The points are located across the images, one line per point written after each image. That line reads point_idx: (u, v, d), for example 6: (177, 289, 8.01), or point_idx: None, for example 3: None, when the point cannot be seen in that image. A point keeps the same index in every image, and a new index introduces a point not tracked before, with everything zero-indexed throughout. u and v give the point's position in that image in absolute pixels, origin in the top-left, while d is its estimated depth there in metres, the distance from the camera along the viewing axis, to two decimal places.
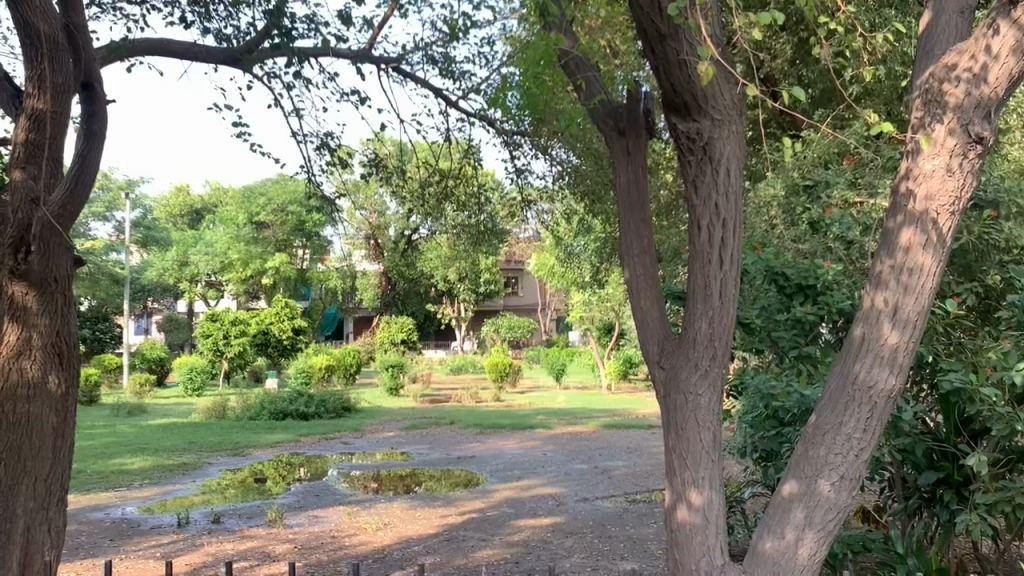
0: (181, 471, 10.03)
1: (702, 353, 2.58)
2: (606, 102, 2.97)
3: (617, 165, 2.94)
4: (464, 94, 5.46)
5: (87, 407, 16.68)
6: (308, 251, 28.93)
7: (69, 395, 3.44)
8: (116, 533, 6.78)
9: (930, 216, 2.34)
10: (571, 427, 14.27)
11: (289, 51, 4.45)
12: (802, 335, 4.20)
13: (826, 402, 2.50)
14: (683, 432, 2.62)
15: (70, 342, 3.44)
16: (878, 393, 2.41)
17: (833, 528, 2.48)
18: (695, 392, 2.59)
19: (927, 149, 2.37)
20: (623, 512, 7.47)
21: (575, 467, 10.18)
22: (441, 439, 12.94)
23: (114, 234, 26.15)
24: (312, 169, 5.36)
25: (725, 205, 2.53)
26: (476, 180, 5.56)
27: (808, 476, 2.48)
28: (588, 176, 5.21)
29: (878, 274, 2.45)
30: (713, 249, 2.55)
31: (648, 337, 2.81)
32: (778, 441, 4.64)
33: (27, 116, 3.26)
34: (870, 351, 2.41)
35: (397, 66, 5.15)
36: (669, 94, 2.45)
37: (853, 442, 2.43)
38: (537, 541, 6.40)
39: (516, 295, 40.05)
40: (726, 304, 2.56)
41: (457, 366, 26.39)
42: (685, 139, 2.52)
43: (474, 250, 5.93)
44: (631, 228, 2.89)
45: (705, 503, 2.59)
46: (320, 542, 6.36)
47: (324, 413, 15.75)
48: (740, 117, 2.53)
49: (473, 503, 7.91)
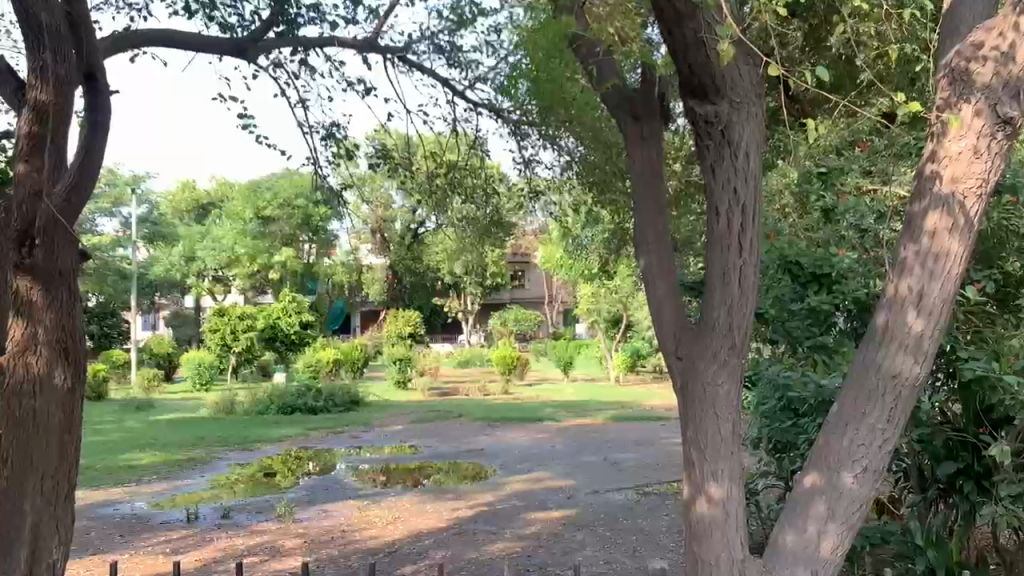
0: (190, 466, 10.03)
1: (721, 343, 2.51)
2: (621, 87, 2.91)
3: (631, 151, 2.88)
4: (471, 84, 5.41)
5: (95, 403, 16.70)
6: (315, 246, 28.87)
7: (77, 392, 3.38)
8: (126, 529, 6.75)
9: (957, 198, 2.27)
10: (580, 419, 14.20)
11: (297, 40, 4.40)
12: (817, 326, 4.13)
13: (849, 392, 2.43)
14: (702, 423, 2.56)
15: (77, 337, 3.40)
16: (903, 382, 2.34)
17: (856, 522, 2.43)
18: (714, 382, 2.53)
19: (954, 131, 2.30)
20: (633, 504, 7.43)
21: (586, 460, 10.13)
22: (449, 432, 12.88)
23: (122, 231, 26.09)
24: (318, 160, 5.30)
25: (744, 191, 2.45)
26: (487, 171, 5.52)
27: (831, 468, 2.42)
28: (598, 167, 5.04)
29: (901, 260, 2.38)
30: (732, 235, 2.48)
31: (663, 326, 2.75)
32: (794, 434, 4.60)
33: (31, 108, 3.16)
34: (895, 339, 2.35)
35: (403, 56, 5.09)
36: (686, 76, 2.38)
37: (877, 432, 2.37)
38: (549, 535, 6.34)
39: (523, 287, 40.14)
40: (745, 293, 2.50)
41: (464, 359, 26.35)
42: (703, 123, 2.46)
43: (481, 244, 5.84)
44: (645, 215, 2.82)
45: (724, 497, 2.54)
46: (332, 536, 6.31)
47: (333, 407, 15.74)
48: (759, 100, 2.47)
49: (484, 496, 7.87)
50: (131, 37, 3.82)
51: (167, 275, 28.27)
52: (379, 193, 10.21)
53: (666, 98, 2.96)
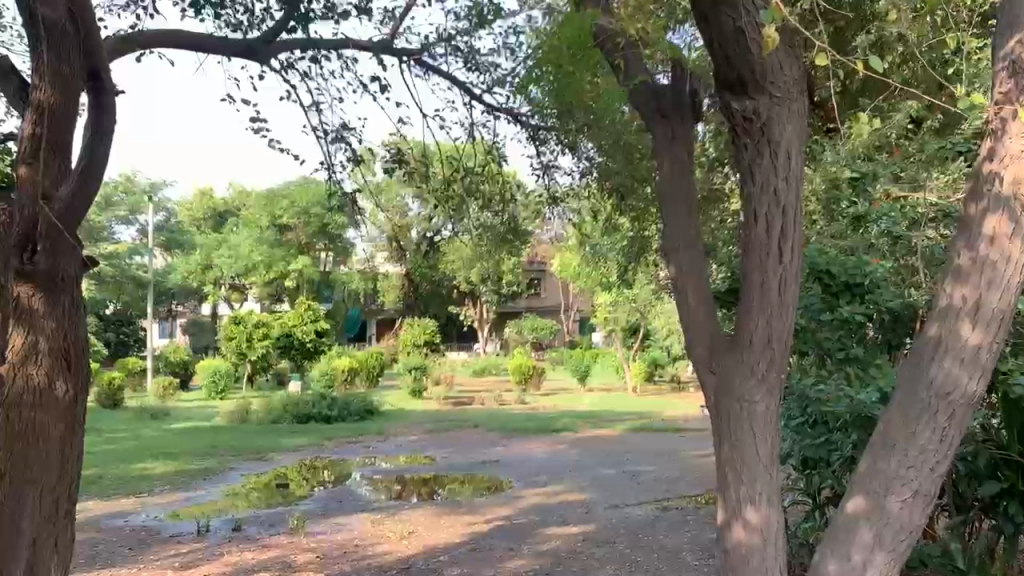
0: (203, 476, 9.91)
1: (759, 357, 2.34)
2: (648, 82, 2.75)
3: (659, 151, 2.71)
4: (490, 87, 5.27)
5: (110, 410, 16.67)
6: (331, 253, 28.82)
7: (79, 403, 3.25)
8: (135, 542, 6.63)
9: (1019, 201, 2.10)
10: (598, 430, 14.01)
11: (311, 40, 4.27)
12: (850, 337, 4.09)
13: (896, 410, 2.25)
14: (738, 442, 2.38)
15: (79, 346, 3.26)
16: (958, 399, 2.16)
17: (905, 549, 2.25)
18: (751, 399, 2.36)
19: (1017, 126, 2.15)
20: (655, 519, 7.24)
21: (603, 472, 9.94)
22: (464, 443, 12.73)
23: (139, 238, 26.08)
24: (333, 166, 5.17)
25: (786, 192, 2.28)
26: (503, 177, 5.35)
27: (877, 491, 2.24)
28: (617, 171, 4.85)
29: (955, 268, 2.21)
30: (771, 241, 2.31)
31: (695, 336, 2.58)
32: (827, 451, 4.30)
33: (33, 109, 3.09)
34: (948, 353, 2.17)
35: (419, 58, 4.95)
36: (724, 68, 2.24)
37: (929, 455, 2.19)
38: (567, 552, 6.16)
39: (538, 296, 40.17)
40: (785, 303, 2.33)
41: (480, 368, 26.18)
42: (741, 120, 2.30)
43: (497, 253, 5.67)
44: (673, 218, 2.65)
45: (762, 522, 2.36)
46: (344, 551, 6.17)
47: (347, 416, 15.64)
48: (802, 94, 2.30)
49: (500, 510, 7.71)
50: (139, 39, 3.70)
51: (185, 283, 28.36)
52: (395, 201, 10.11)
53: (697, 94, 2.79)
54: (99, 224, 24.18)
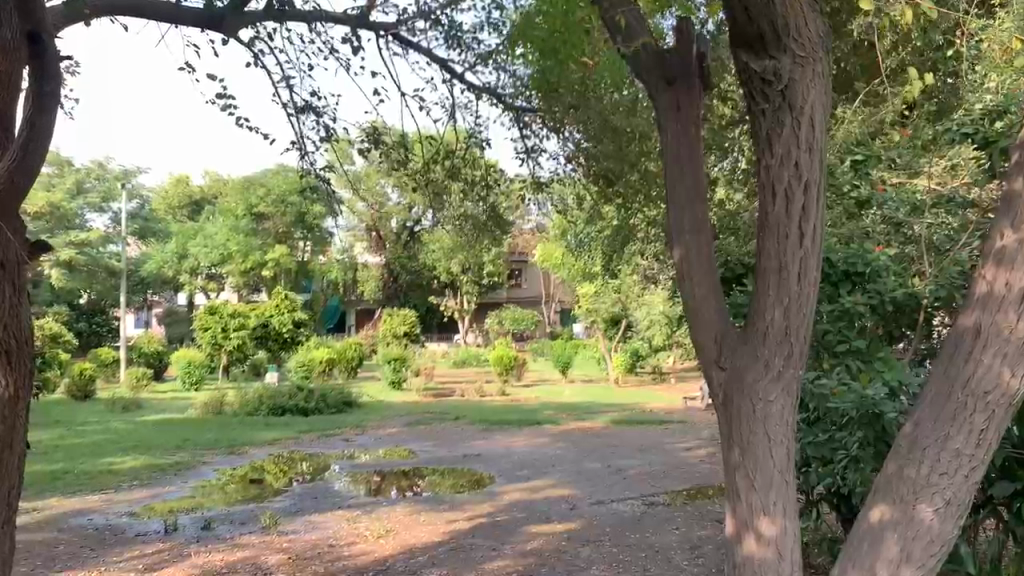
0: (173, 471, 9.56)
1: (774, 351, 2.15)
2: (652, 45, 2.51)
3: (664, 125, 2.49)
4: (472, 66, 5.01)
5: (80, 402, 16.24)
6: (308, 243, 27.57)
7: (21, 400, 2.94)
8: (97, 542, 6.31)
9: None
10: (581, 423, 13.80)
11: (278, 7, 3.96)
12: (849, 326, 3.97)
13: (927, 406, 2.03)
14: (749, 444, 2.20)
15: (21, 338, 2.94)
16: (998, 398, 1.93)
17: (933, 564, 2.03)
18: (765, 398, 2.17)
19: None
20: (641, 517, 7.02)
21: (588, 466, 9.71)
22: (446, 436, 12.45)
23: (113, 225, 25.36)
24: (305, 146, 4.86)
25: (808, 163, 2.09)
26: (485, 163, 5.05)
27: (903, 497, 2.02)
28: (602, 157, 4.58)
29: (997, 250, 1.98)
30: (791, 222, 2.12)
31: (703, 329, 2.39)
32: (830, 448, 3.90)
33: None
34: (989, 344, 1.94)
35: (396, 33, 4.66)
36: (743, 23, 2.08)
37: (962, 459, 1.97)
38: (551, 551, 5.92)
39: (519, 287, 40.00)
40: (806, 290, 2.13)
41: (460, 359, 25.87)
42: (759, 82, 2.12)
43: (477, 242, 5.35)
44: (679, 198, 2.42)
45: (777, 533, 2.19)
46: (318, 551, 5.90)
47: (324, 408, 15.31)
48: (827, 56, 2.11)
49: (483, 507, 7.45)
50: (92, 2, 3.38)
51: (159, 272, 27.84)
52: (375, 191, 9.84)
53: (706, 59, 2.55)
54: (71, 211, 23.57)
